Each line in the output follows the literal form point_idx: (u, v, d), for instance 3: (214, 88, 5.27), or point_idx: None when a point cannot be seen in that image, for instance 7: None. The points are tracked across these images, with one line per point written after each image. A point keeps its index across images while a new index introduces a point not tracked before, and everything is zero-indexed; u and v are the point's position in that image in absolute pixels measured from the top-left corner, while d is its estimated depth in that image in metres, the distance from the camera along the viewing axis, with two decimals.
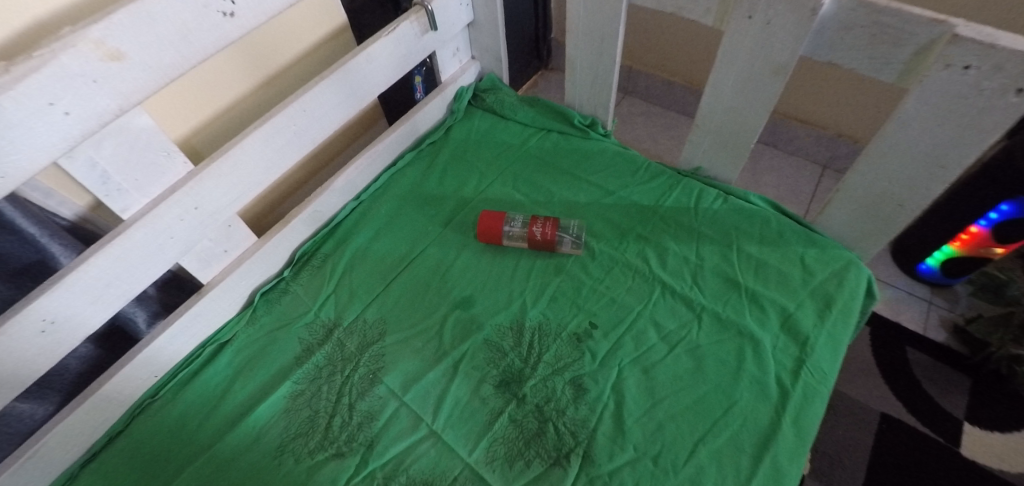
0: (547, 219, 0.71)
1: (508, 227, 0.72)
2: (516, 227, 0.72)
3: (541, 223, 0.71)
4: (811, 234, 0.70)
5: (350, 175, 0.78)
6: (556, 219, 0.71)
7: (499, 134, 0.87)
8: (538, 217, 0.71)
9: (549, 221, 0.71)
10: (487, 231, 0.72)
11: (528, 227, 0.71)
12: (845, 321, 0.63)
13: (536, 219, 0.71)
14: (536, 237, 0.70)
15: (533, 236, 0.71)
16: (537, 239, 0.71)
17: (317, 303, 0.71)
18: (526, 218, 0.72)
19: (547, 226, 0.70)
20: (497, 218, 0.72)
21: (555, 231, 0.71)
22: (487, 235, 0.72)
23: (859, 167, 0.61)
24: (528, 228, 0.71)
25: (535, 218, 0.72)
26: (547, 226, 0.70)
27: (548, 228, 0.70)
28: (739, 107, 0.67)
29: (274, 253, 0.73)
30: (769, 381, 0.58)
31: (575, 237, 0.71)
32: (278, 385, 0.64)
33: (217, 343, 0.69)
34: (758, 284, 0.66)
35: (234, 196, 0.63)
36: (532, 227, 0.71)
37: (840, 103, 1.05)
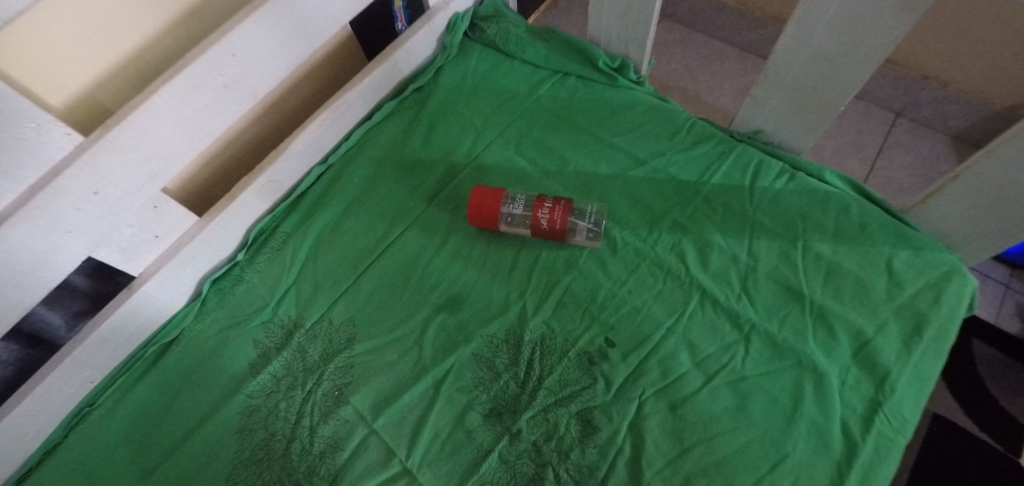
0: (558, 201, 0.56)
1: (506, 209, 0.56)
2: (517, 210, 0.56)
3: (550, 206, 0.55)
4: (903, 229, 0.53)
5: (312, 134, 0.63)
6: (569, 201, 0.56)
7: (502, 78, 0.69)
8: (545, 198, 0.56)
9: (560, 204, 0.55)
10: (481, 213, 0.57)
11: (533, 211, 0.55)
12: (938, 350, 0.48)
13: (543, 200, 0.56)
14: (542, 224, 0.55)
15: (538, 223, 0.55)
16: (543, 227, 0.55)
17: (275, 297, 0.59)
18: (530, 197, 0.57)
19: (557, 211, 0.55)
20: (494, 197, 0.56)
21: (568, 218, 0.55)
22: (481, 219, 0.57)
23: (1001, 151, 0.43)
24: (533, 212, 0.55)
25: (542, 198, 0.56)
26: (557, 212, 0.55)
27: (559, 213, 0.55)
28: (833, 55, 0.48)
29: (223, 233, 0.60)
30: (832, 429, 0.46)
31: (592, 225, 0.56)
32: (231, 398, 0.54)
33: (162, 343, 0.58)
34: (826, 296, 0.51)
35: (150, 171, 0.49)
36: (538, 211, 0.55)
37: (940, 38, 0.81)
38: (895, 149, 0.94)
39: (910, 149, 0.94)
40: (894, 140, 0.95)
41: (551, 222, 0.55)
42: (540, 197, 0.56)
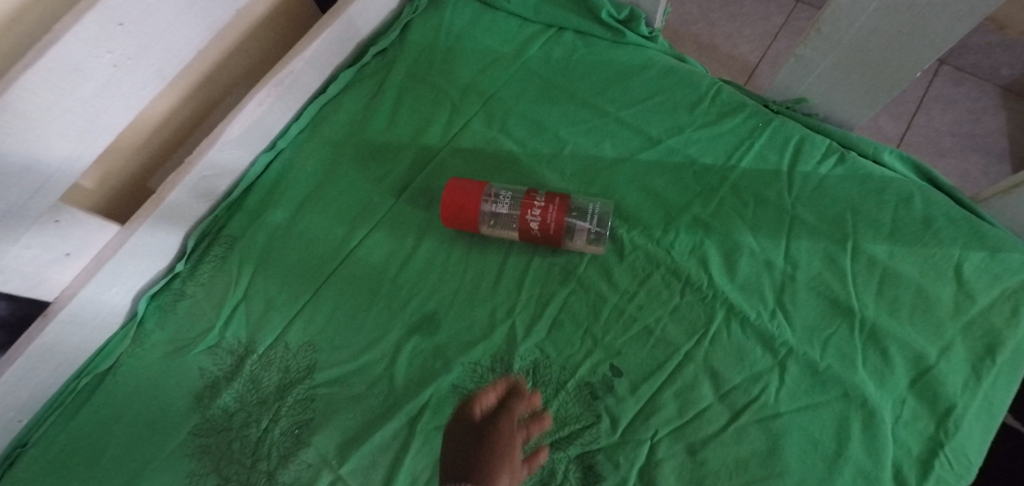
0: (551, 200, 0.45)
1: (487, 210, 0.46)
2: (501, 210, 0.46)
3: (541, 206, 0.45)
4: (979, 224, 0.43)
5: (253, 116, 0.51)
6: (566, 199, 0.45)
7: (483, 35, 0.56)
8: (537, 195, 0.45)
9: (555, 204, 0.45)
10: (457, 215, 0.47)
11: (521, 213, 0.45)
12: (1015, 377, 0.40)
13: (534, 198, 0.46)
14: (531, 228, 0.46)
15: (526, 227, 0.46)
16: (533, 231, 0.46)
17: (222, 316, 0.50)
18: (517, 194, 0.46)
19: (551, 213, 0.45)
20: (472, 196, 0.46)
21: (564, 221, 0.45)
22: (457, 222, 0.47)
23: None
24: (520, 214, 0.45)
25: (532, 195, 0.46)
26: (550, 214, 0.45)
27: (553, 216, 0.45)
28: (918, 2, 0.35)
29: (154, 243, 0.50)
30: (884, 478, 0.38)
31: (594, 227, 0.46)
32: (176, 439, 0.47)
33: (97, 372, 0.50)
34: (880, 311, 0.42)
35: (36, 183, 0.39)
36: (526, 214, 0.45)
37: None
38: (935, 103, 0.79)
39: (953, 104, 0.79)
40: (936, 93, 0.79)
41: (543, 226, 0.45)
42: (529, 194, 0.46)
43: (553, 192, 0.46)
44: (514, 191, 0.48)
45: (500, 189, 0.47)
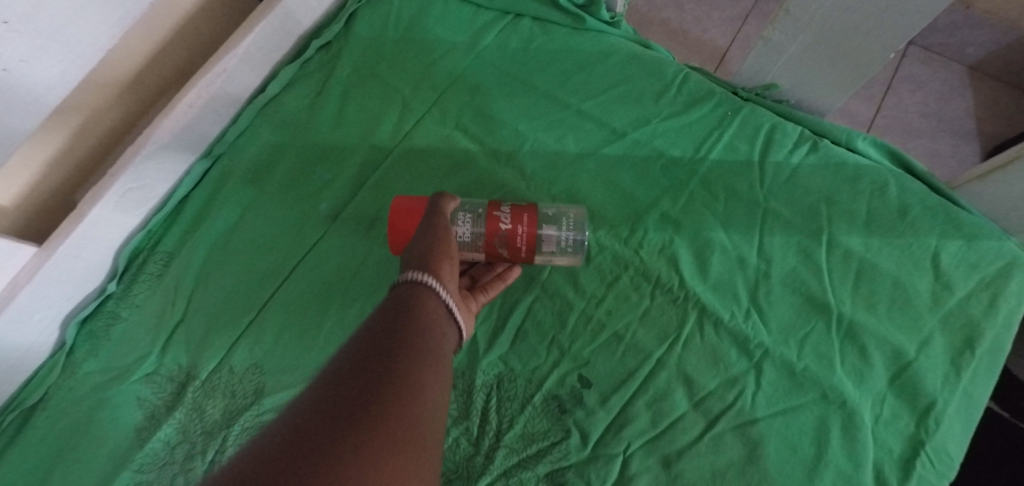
0: (518, 218, 0.40)
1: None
2: (463, 241, 0.40)
3: (509, 224, 0.40)
4: (954, 211, 0.42)
5: (182, 120, 0.47)
6: (535, 214, 0.40)
7: (435, 25, 0.52)
8: (503, 211, 0.40)
9: (524, 224, 0.40)
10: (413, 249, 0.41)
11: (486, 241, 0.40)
12: (996, 369, 0.38)
13: (498, 218, 0.40)
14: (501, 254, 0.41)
15: (494, 253, 0.41)
16: (501, 255, 0.41)
17: (161, 340, 0.46)
18: (477, 212, 0.40)
19: (521, 235, 0.40)
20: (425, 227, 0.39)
21: (537, 240, 0.40)
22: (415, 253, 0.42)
23: None
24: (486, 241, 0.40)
25: (494, 214, 0.40)
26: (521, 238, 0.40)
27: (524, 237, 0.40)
28: None
29: (79, 265, 0.46)
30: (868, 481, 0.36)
31: (568, 241, 0.42)
32: (113, 478, 0.42)
33: (24, 408, 0.46)
34: (856, 305, 0.40)
35: None
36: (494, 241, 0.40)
37: None
38: (906, 84, 0.78)
39: (921, 84, 0.78)
40: (905, 73, 0.78)
41: (514, 251, 0.40)
42: (492, 215, 0.40)
43: (519, 207, 0.40)
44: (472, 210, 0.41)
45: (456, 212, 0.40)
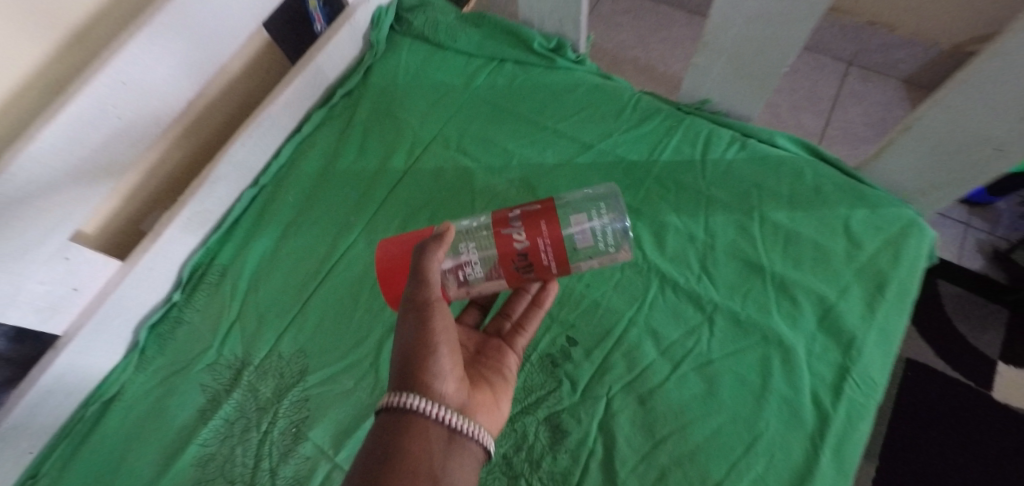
0: (532, 230, 0.39)
1: (466, 282, 0.42)
2: (478, 275, 0.41)
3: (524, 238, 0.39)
4: (858, 187, 0.52)
5: (235, 156, 0.58)
6: (552, 220, 0.38)
7: (435, 72, 0.65)
8: (514, 225, 0.39)
9: (543, 232, 0.38)
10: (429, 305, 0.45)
11: (508, 266, 0.40)
12: (902, 309, 0.47)
13: (510, 240, 0.39)
14: (530, 273, 0.40)
15: (522, 274, 0.41)
16: (530, 271, 0.40)
17: (218, 335, 0.55)
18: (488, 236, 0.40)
19: (544, 247, 0.39)
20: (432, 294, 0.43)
21: (563, 245, 0.39)
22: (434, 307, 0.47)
23: (945, 97, 0.41)
24: (507, 268, 0.40)
25: (505, 237, 0.40)
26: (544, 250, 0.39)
27: (548, 247, 0.39)
28: (770, 14, 0.44)
29: (151, 276, 0.55)
30: (803, 402, 0.45)
31: (593, 238, 0.39)
32: (181, 451, 0.51)
33: (103, 400, 0.54)
34: (786, 266, 0.50)
35: (50, 223, 0.45)
36: (515, 264, 0.40)
37: None
38: (850, 99, 0.91)
39: (863, 98, 0.91)
40: (848, 90, 0.92)
41: (542, 266, 0.40)
42: (502, 237, 0.40)
43: (534, 215, 0.39)
44: (473, 239, 0.41)
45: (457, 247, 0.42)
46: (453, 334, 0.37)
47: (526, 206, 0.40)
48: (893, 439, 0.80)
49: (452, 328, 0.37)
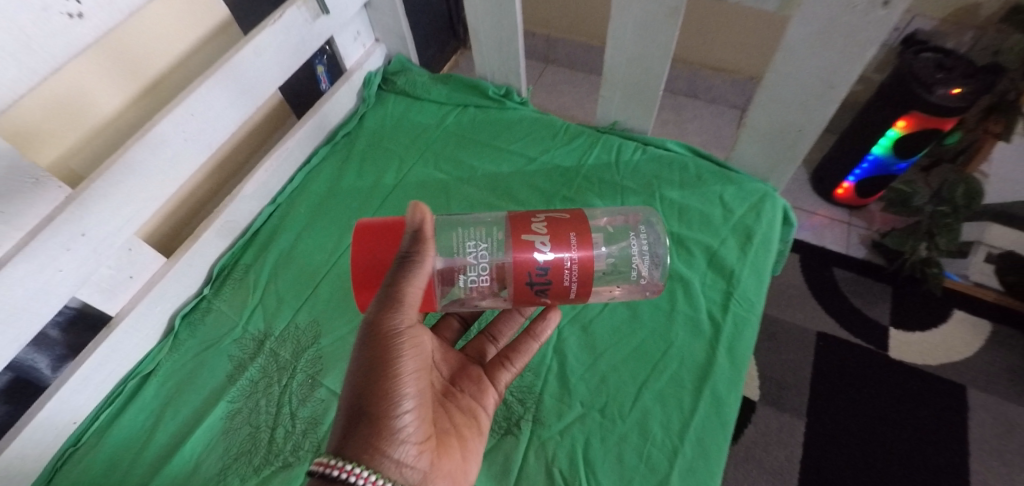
0: (559, 246, 0.48)
1: (468, 284, 0.49)
2: (483, 282, 0.49)
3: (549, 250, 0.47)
4: (726, 173, 0.72)
5: (261, 178, 0.74)
6: (584, 242, 0.48)
7: (415, 116, 0.85)
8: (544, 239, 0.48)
9: (573, 252, 0.48)
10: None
11: (525, 274, 0.48)
12: (765, 250, 0.65)
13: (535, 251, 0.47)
14: (543, 286, 0.49)
15: (533, 285, 0.48)
16: (544, 281, 0.48)
17: (244, 317, 0.67)
18: (514, 246, 0.48)
19: (569, 266, 0.48)
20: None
21: (589, 266, 0.48)
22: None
23: (758, 100, 0.63)
24: (523, 277, 0.48)
25: (530, 248, 0.47)
26: (569, 266, 0.47)
27: (572, 265, 0.48)
28: (641, 56, 0.66)
29: (189, 271, 0.68)
30: (702, 317, 0.61)
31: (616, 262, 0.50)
32: (212, 409, 0.60)
33: (141, 376, 0.64)
34: (682, 228, 0.68)
35: (127, 215, 0.58)
36: (532, 273, 0.47)
37: (735, 45, 1.16)
38: None
39: None
40: None
41: (560, 281, 0.48)
42: (528, 245, 0.47)
43: (567, 234, 0.48)
44: (485, 243, 0.49)
45: (466, 248, 0.49)
46: (415, 375, 0.42)
47: (559, 223, 0.49)
48: (816, 398, 0.94)
49: (413, 370, 0.42)
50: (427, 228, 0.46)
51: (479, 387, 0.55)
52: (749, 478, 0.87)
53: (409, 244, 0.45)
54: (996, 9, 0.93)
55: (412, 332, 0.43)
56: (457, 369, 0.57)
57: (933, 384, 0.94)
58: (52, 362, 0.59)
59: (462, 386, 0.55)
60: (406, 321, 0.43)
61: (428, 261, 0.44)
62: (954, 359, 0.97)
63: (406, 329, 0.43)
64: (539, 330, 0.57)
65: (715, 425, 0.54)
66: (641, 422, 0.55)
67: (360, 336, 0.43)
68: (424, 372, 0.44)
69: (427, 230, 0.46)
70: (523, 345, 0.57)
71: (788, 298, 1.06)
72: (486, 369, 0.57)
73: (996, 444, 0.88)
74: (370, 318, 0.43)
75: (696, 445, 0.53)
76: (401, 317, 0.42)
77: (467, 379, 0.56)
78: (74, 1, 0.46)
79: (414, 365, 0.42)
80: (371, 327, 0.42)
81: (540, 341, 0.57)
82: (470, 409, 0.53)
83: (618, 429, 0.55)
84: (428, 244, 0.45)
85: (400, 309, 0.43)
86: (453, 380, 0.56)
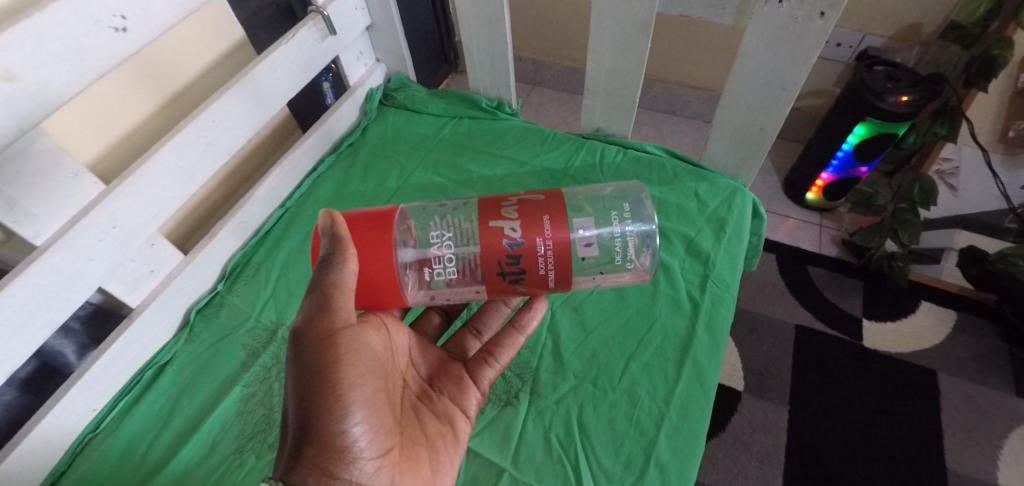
0: (530, 231, 0.47)
1: (438, 277, 0.49)
2: (452, 273, 0.48)
3: (521, 236, 0.47)
4: (700, 171, 0.79)
5: (272, 184, 0.79)
6: (557, 225, 0.47)
7: (414, 127, 0.92)
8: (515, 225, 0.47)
9: (545, 236, 0.47)
10: (375, 288, 0.47)
11: (496, 262, 0.47)
12: (737, 237, 0.72)
13: (506, 239, 0.47)
14: (517, 275, 0.48)
15: (506, 275, 0.48)
16: (519, 269, 0.48)
17: (256, 309, 0.71)
18: (483, 235, 0.47)
19: (542, 251, 0.47)
20: (375, 268, 0.47)
21: (564, 249, 0.47)
22: (379, 304, 0.49)
23: (723, 103, 0.71)
24: (494, 266, 0.47)
25: (501, 235, 0.47)
26: (541, 252, 0.47)
27: (546, 250, 0.47)
28: (619, 67, 0.75)
29: (205, 268, 0.73)
30: (681, 296, 0.67)
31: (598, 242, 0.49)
32: (227, 393, 0.64)
33: (157, 366, 0.68)
34: (661, 219, 0.75)
35: (153, 211, 0.63)
36: (503, 262, 0.47)
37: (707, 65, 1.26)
38: None
39: None
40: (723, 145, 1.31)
41: (534, 269, 0.48)
42: (497, 232, 0.47)
43: (540, 218, 0.47)
44: (449, 232, 0.48)
45: (432, 239, 0.49)
46: (359, 380, 0.41)
47: (531, 207, 0.49)
48: (796, 386, 0.99)
49: (357, 376, 0.42)
50: (341, 228, 0.44)
51: (459, 388, 0.58)
52: (738, 464, 0.91)
53: (328, 244, 0.44)
54: (934, 27, 1.04)
55: (350, 334, 0.42)
56: (436, 367, 0.60)
57: (904, 370, 1.00)
58: (77, 349, 0.66)
59: (440, 386, 0.58)
60: (342, 324, 0.42)
61: (351, 259, 0.43)
62: (923, 346, 1.03)
63: (342, 330, 0.42)
64: (524, 321, 0.59)
65: (698, 392, 0.59)
66: (629, 390, 0.60)
67: (292, 347, 0.41)
68: (371, 375, 0.43)
69: (340, 230, 0.44)
70: (508, 338, 0.59)
71: (767, 294, 1.12)
72: (467, 368, 0.60)
73: (968, 424, 0.94)
74: (299, 328, 0.41)
75: (681, 410, 0.58)
76: (334, 320, 0.41)
77: (446, 379, 0.58)
78: (121, 18, 0.53)
79: (356, 371, 0.41)
80: (302, 337, 0.41)
81: (525, 333, 0.59)
82: (446, 411, 0.55)
83: (609, 397, 0.60)
84: (344, 242, 0.44)
85: (331, 313, 0.41)
86: (431, 381, 0.58)
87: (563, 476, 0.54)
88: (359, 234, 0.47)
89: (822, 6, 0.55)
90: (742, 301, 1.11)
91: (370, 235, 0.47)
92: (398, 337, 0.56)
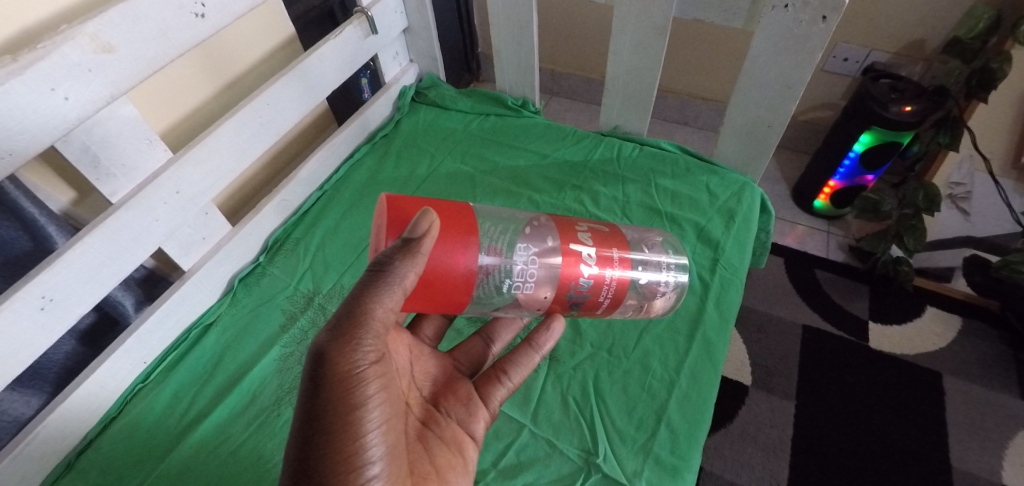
0: (602, 262, 0.48)
1: (512, 290, 0.47)
2: (526, 288, 0.48)
3: (596, 270, 0.48)
4: (712, 167, 0.84)
5: (313, 167, 0.86)
6: (624, 264, 0.50)
7: (444, 122, 0.98)
8: (592, 259, 0.48)
9: (614, 267, 0.49)
10: (442, 294, 0.45)
11: (574, 265, 0.47)
12: (746, 227, 0.76)
13: (583, 270, 0.48)
14: (580, 299, 0.49)
15: (571, 298, 0.49)
16: (586, 295, 0.49)
17: (296, 279, 0.77)
18: (561, 259, 0.47)
19: (609, 282, 0.49)
20: (446, 272, 0.43)
21: (624, 287, 0.50)
22: (435, 305, 0.46)
23: (735, 102, 0.76)
24: (565, 289, 0.48)
25: (578, 267, 0.47)
26: (616, 257, 0.49)
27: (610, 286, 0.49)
28: (636, 68, 0.81)
29: (250, 239, 0.79)
30: (693, 277, 0.71)
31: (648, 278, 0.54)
32: (268, 351, 0.69)
33: (202, 326, 0.73)
34: (672, 206, 0.80)
35: (210, 181, 0.70)
36: (583, 268, 0.47)
37: (716, 75, 1.33)
38: None
39: None
40: None
41: (596, 296, 0.49)
42: (576, 256, 0.47)
43: (610, 237, 0.51)
44: (534, 250, 0.47)
45: (514, 252, 0.47)
46: (381, 425, 0.38)
47: (601, 237, 0.50)
48: (803, 382, 1.01)
49: (376, 421, 0.37)
50: (430, 239, 0.39)
51: (469, 408, 0.54)
52: (745, 455, 0.93)
53: (393, 248, 0.38)
54: (937, 44, 1.10)
55: (378, 368, 0.38)
56: (443, 386, 0.56)
57: (908, 371, 1.03)
58: (134, 303, 0.71)
59: (447, 408, 0.54)
60: (371, 354, 0.37)
61: (410, 276, 0.38)
62: (928, 349, 1.06)
63: (367, 368, 0.37)
64: (540, 341, 0.56)
65: (706, 363, 0.63)
66: (642, 359, 0.64)
67: (310, 375, 0.36)
68: (391, 416, 0.39)
69: (424, 242, 0.39)
70: (524, 357, 0.56)
71: (775, 295, 1.16)
72: (476, 387, 0.56)
73: (972, 425, 0.96)
74: (324, 351, 0.36)
75: (690, 378, 0.62)
76: (364, 349, 0.37)
77: (453, 399, 0.54)
78: (201, 5, 0.60)
79: (376, 414, 0.38)
80: (323, 366, 0.36)
81: (541, 353, 0.57)
82: (455, 437, 0.51)
83: (624, 364, 0.64)
84: (416, 255, 0.38)
85: (363, 341, 0.37)
86: (437, 402, 0.54)
87: (579, 434, 0.58)
88: (445, 228, 0.43)
89: (824, 11, 0.61)
90: (750, 301, 1.15)
91: (453, 240, 0.43)
92: (398, 353, 0.52)
